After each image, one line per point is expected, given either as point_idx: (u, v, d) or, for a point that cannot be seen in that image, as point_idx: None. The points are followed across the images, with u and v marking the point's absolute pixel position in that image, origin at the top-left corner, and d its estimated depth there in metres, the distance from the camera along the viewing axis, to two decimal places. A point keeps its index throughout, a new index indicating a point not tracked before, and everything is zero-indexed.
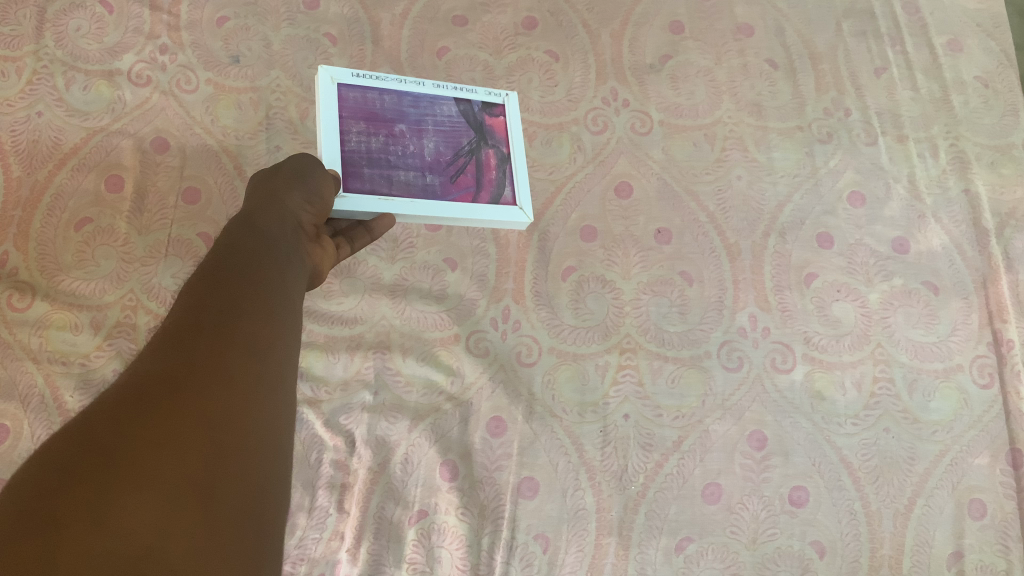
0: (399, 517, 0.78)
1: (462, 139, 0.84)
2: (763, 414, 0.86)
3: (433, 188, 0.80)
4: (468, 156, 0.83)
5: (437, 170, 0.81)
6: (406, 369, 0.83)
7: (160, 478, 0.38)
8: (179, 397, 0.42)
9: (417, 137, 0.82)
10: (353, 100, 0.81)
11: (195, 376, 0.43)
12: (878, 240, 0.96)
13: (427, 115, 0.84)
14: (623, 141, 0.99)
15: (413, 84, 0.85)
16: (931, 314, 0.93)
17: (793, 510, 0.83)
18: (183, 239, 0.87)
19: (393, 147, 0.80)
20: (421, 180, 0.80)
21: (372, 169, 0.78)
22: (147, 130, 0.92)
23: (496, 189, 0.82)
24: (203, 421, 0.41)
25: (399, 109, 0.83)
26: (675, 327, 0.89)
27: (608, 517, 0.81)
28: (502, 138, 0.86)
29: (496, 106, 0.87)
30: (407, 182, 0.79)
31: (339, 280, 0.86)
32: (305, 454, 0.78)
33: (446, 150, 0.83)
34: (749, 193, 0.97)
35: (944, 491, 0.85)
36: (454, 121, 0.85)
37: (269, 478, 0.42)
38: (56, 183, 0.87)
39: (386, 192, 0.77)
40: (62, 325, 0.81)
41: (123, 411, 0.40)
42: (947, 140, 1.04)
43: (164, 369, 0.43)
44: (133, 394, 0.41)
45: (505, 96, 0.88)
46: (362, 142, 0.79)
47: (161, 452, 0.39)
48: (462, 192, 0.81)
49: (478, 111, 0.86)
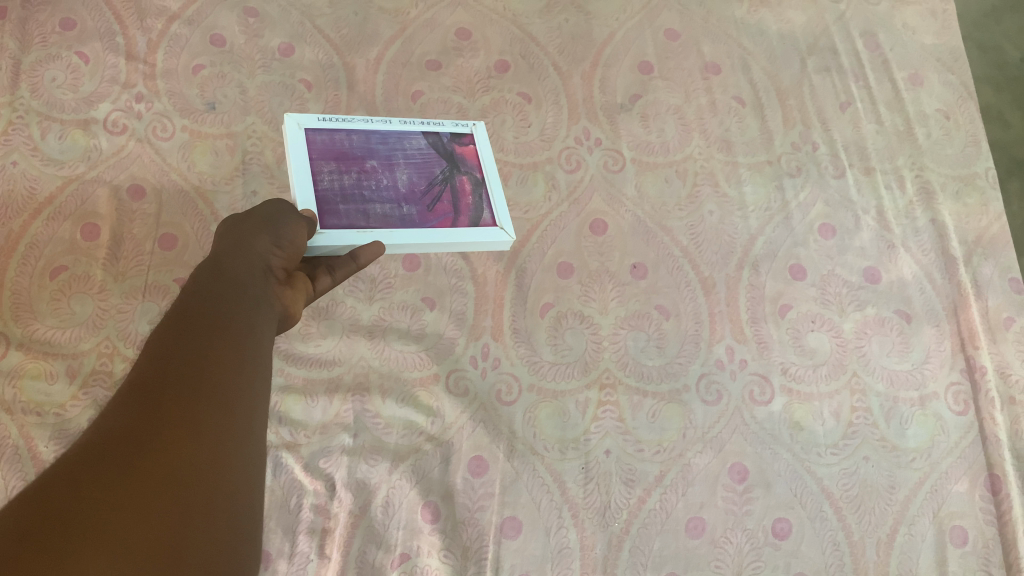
0: (381, 561, 0.77)
1: (435, 169, 0.85)
2: (742, 446, 0.86)
3: (412, 217, 0.80)
4: (443, 183, 0.84)
5: (413, 200, 0.82)
6: (386, 411, 0.83)
7: (123, 541, 0.37)
8: (143, 456, 0.41)
9: (389, 171, 0.83)
10: (321, 142, 0.83)
11: (160, 432, 0.43)
12: (849, 270, 0.98)
13: (396, 150, 0.85)
14: (596, 179, 1.00)
15: (379, 123, 0.87)
16: (904, 342, 0.94)
17: (776, 542, 0.83)
18: (160, 285, 0.87)
19: (367, 182, 0.81)
20: (398, 211, 0.80)
21: (347, 205, 0.78)
22: (123, 177, 0.92)
23: (474, 212, 0.84)
24: (168, 481, 0.41)
25: (368, 146, 0.84)
26: (654, 360, 0.90)
27: (592, 554, 0.80)
28: (473, 165, 0.88)
29: (464, 135, 0.90)
30: (385, 214, 0.79)
31: (317, 322, 0.86)
32: (284, 498, 0.78)
33: (420, 181, 0.84)
34: (722, 227, 0.99)
35: (926, 518, 0.85)
36: (425, 153, 0.86)
37: (233, 538, 0.42)
38: (31, 232, 0.87)
39: (364, 226, 0.77)
40: (36, 374, 0.80)
41: (85, 471, 0.39)
42: (913, 171, 1.06)
43: (128, 428, 0.42)
44: (95, 453, 0.41)
45: (472, 126, 0.91)
46: (335, 179, 0.80)
47: (125, 513, 0.38)
48: (441, 218, 0.81)
49: (447, 142, 0.89)
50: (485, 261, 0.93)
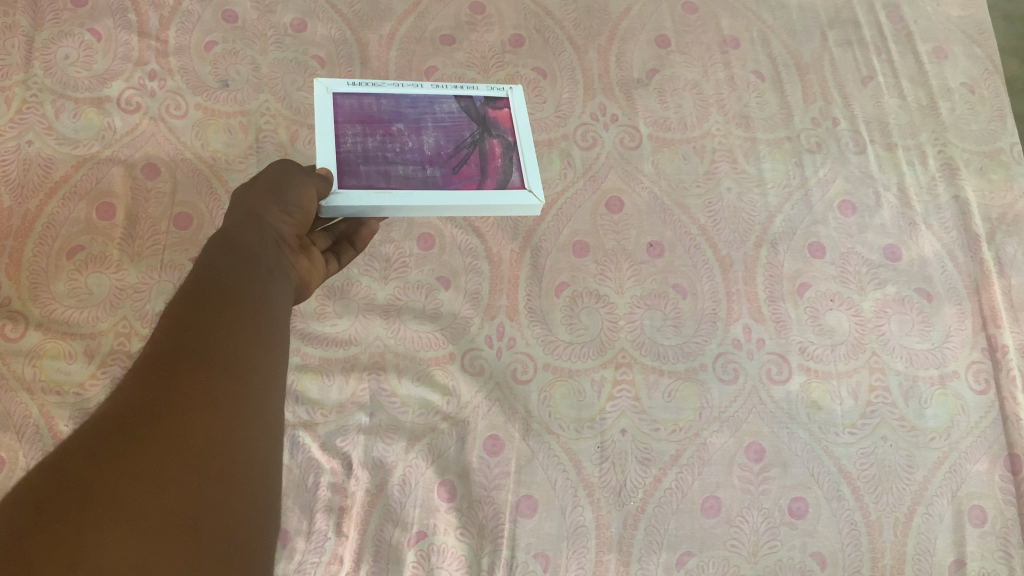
0: (398, 539, 0.78)
1: (464, 132, 0.82)
2: (759, 425, 0.86)
3: (435, 178, 0.77)
4: (472, 144, 0.81)
5: (438, 163, 0.79)
6: (402, 390, 0.84)
7: (142, 512, 0.37)
8: (161, 425, 0.40)
9: (415, 135, 0.81)
10: (349, 107, 0.81)
11: (174, 401, 0.42)
12: (869, 249, 0.96)
13: (425, 114, 0.83)
14: (613, 156, 0.99)
15: (411, 87, 0.85)
16: (924, 322, 0.93)
17: (792, 521, 0.82)
18: (175, 265, 0.87)
19: (392, 144, 0.79)
20: (421, 172, 0.77)
21: (367, 157, 0.77)
22: (137, 155, 0.92)
23: (502, 174, 0.79)
24: (185, 450, 0.40)
25: (396, 111, 0.83)
26: (670, 340, 0.89)
27: (607, 533, 0.80)
28: (505, 129, 0.84)
29: (499, 99, 0.86)
30: (407, 175, 0.77)
31: (333, 302, 0.87)
32: (302, 477, 0.79)
33: (447, 144, 0.81)
34: (740, 205, 0.98)
35: (944, 498, 0.84)
36: (455, 117, 0.84)
37: (255, 506, 0.41)
38: (47, 212, 0.87)
39: (384, 186, 0.75)
40: (55, 354, 0.81)
41: (99, 443, 0.39)
42: (935, 147, 1.04)
43: (142, 399, 0.42)
44: (112, 425, 0.40)
45: (508, 90, 0.87)
46: (357, 136, 0.79)
47: (143, 483, 0.38)
48: (466, 180, 0.78)
49: (479, 107, 0.85)
50: (500, 241, 0.93)
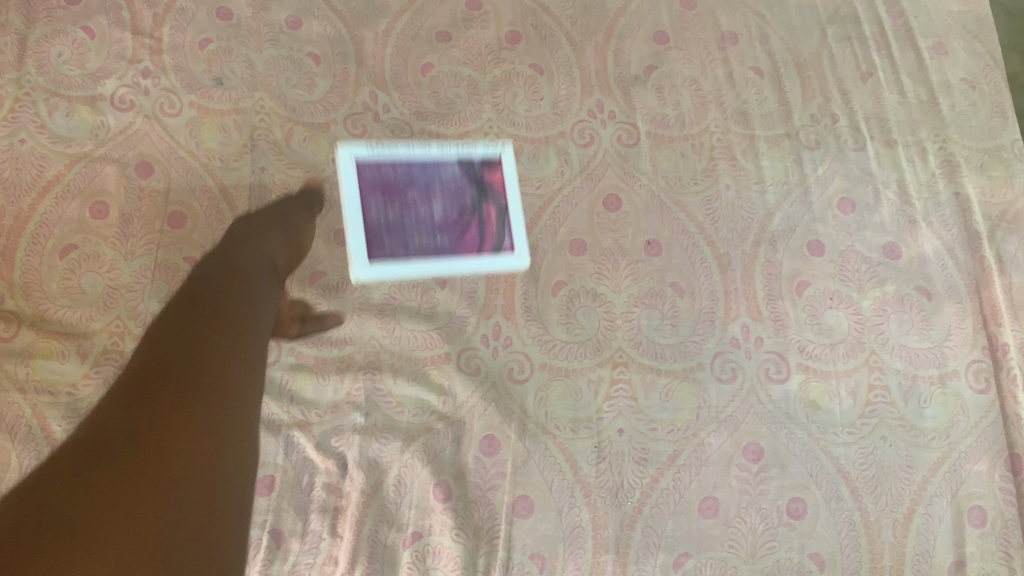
0: (393, 540, 0.78)
1: (468, 200, 0.93)
2: (757, 426, 0.85)
3: (445, 248, 0.90)
4: (478, 212, 0.93)
5: (448, 231, 0.91)
6: (397, 390, 0.83)
7: (114, 560, 0.45)
8: (121, 494, 0.48)
9: (427, 203, 0.92)
10: (372, 177, 0.92)
11: (141, 473, 0.49)
12: (867, 247, 0.96)
13: (432, 178, 0.93)
14: (610, 153, 0.98)
15: (418, 149, 0.94)
16: (924, 321, 0.92)
17: (791, 522, 0.81)
18: (169, 264, 0.87)
19: (408, 216, 0.91)
20: (435, 244, 0.90)
21: (391, 219, 0.89)
22: (131, 155, 0.91)
23: (501, 240, 0.92)
24: (135, 518, 0.47)
25: (407, 174, 0.93)
26: (667, 339, 0.89)
27: (603, 534, 0.80)
28: (502, 192, 0.94)
29: (494, 160, 0.96)
30: (422, 245, 0.90)
31: (327, 300, 0.86)
32: (297, 478, 0.79)
33: (455, 212, 0.92)
34: (739, 203, 0.97)
35: (944, 499, 0.83)
36: (458, 183, 0.94)
37: (213, 558, 0.50)
38: (40, 212, 0.87)
39: (404, 257, 0.89)
40: (48, 354, 0.81)
41: (72, 510, 0.46)
42: (935, 143, 1.03)
43: (108, 461, 0.49)
44: (80, 494, 0.47)
45: (501, 149, 0.96)
46: (383, 198, 0.91)
47: (110, 538, 0.45)
48: (472, 246, 0.91)
49: (479, 168, 0.95)
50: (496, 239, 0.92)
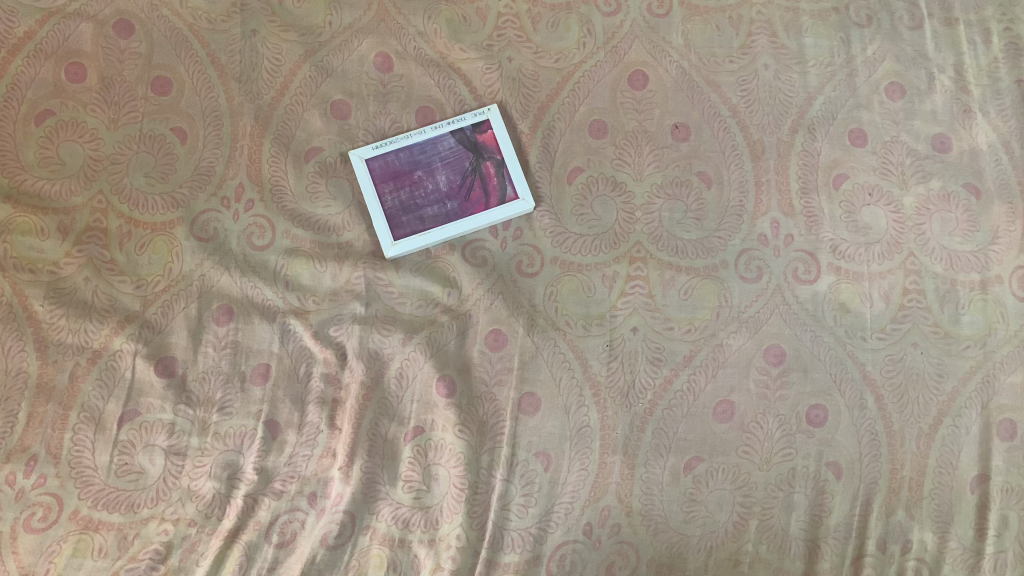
0: (394, 434, 0.74)
1: (467, 164, 0.83)
2: (781, 327, 0.79)
3: (456, 202, 0.81)
4: (483, 164, 0.83)
5: (456, 196, 0.82)
6: (399, 280, 0.79)
7: None
8: None
9: (430, 183, 0.82)
10: (379, 171, 0.82)
11: None
12: (915, 138, 0.87)
13: (432, 163, 0.83)
14: (638, 24, 0.90)
15: (411, 138, 0.84)
16: (970, 221, 0.84)
17: (809, 429, 0.77)
18: (155, 135, 0.80)
19: (416, 199, 0.82)
20: (443, 211, 0.81)
21: (407, 226, 0.80)
22: (108, 11, 0.83)
23: (505, 179, 0.82)
24: None
25: (407, 164, 0.83)
26: (691, 234, 0.82)
27: (613, 435, 0.75)
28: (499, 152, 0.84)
29: (484, 125, 0.85)
30: (434, 211, 0.81)
31: (325, 182, 0.82)
32: (293, 367, 0.75)
33: (458, 180, 0.83)
34: (777, 84, 0.88)
35: (973, 410, 0.78)
36: (455, 155, 0.84)
37: None
38: (11, 72, 0.79)
39: (418, 224, 0.80)
40: (26, 230, 0.74)
41: None
42: (1002, 23, 0.92)
43: None
44: None
45: (487, 111, 0.85)
46: (394, 205, 0.81)
47: None
48: (481, 194, 0.82)
49: (471, 136, 0.84)
50: (507, 120, 0.86)
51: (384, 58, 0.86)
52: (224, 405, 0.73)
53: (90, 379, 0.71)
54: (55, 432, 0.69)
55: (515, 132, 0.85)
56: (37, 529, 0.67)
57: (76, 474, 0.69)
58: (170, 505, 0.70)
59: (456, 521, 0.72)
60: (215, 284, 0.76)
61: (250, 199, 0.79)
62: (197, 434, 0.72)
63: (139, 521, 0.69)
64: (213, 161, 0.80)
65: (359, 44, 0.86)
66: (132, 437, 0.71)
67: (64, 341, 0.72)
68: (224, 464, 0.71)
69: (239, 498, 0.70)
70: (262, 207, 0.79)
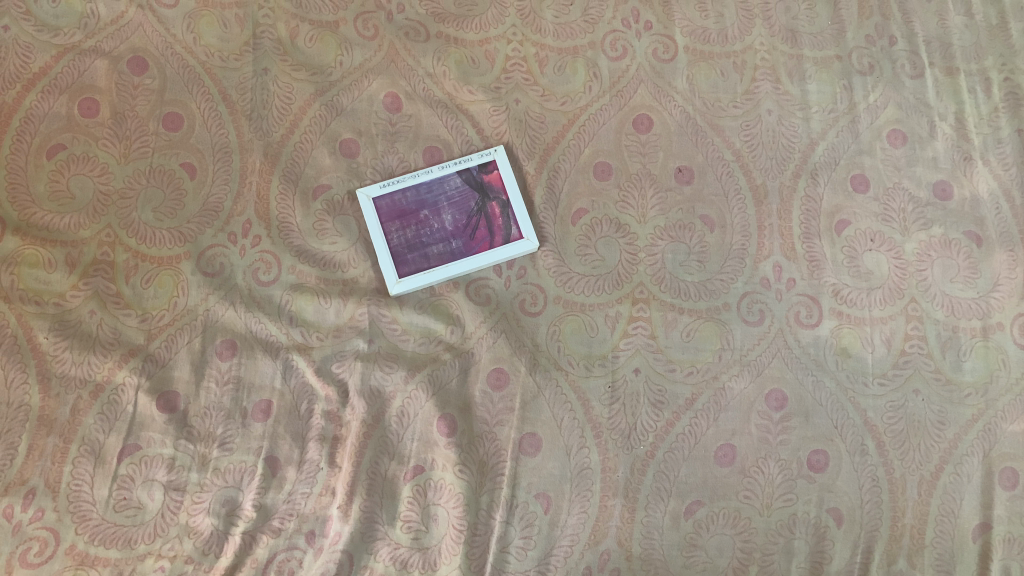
0: (394, 472, 0.74)
1: (473, 204, 0.84)
2: (783, 371, 0.79)
3: (461, 241, 0.82)
4: (489, 204, 0.84)
5: (462, 235, 0.83)
6: (403, 317, 0.79)
7: None
8: None
9: (436, 222, 0.83)
10: (385, 209, 0.83)
11: None
12: (917, 184, 0.88)
13: (438, 202, 0.84)
14: (644, 68, 0.91)
15: (418, 177, 0.85)
16: (971, 268, 0.85)
17: (811, 475, 0.76)
18: (164, 170, 0.81)
19: (422, 238, 0.82)
20: (448, 249, 0.82)
21: (412, 263, 0.81)
22: (123, 48, 0.85)
23: (510, 220, 0.83)
24: None
25: (413, 203, 0.84)
26: (693, 276, 0.83)
27: (613, 477, 0.75)
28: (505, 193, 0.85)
29: (490, 166, 0.85)
30: (439, 249, 0.82)
31: (332, 218, 0.83)
32: (295, 403, 0.75)
33: (464, 219, 0.83)
34: (780, 129, 0.89)
35: (975, 458, 0.78)
36: (461, 195, 0.84)
37: None
38: (26, 106, 0.80)
39: (423, 262, 0.81)
40: (33, 262, 0.75)
41: None
42: (1002, 73, 0.93)
43: None
44: None
45: (493, 152, 0.86)
46: (399, 242, 0.82)
47: None
48: (486, 234, 0.82)
49: (477, 176, 0.85)
50: (513, 161, 0.87)
51: (393, 97, 0.88)
52: (225, 440, 0.73)
53: (91, 412, 0.71)
54: (55, 464, 0.69)
55: (521, 173, 0.86)
56: (33, 563, 0.66)
57: (74, 508, 0.68)
58: (167, 540, 0.69)
59: (454, 562, 0.71)
60: (219, 318, 0.76)
61: (257, 234, 0.80)
62: (196, 468, 0.72)
63: (135, 557, 0.68)
64: (222, 196, 0.81)
65: (368, 83, 0.88)
66: (131, 471, 0.70)
67: (67, 374, 0.72)
68: (223, 500, 0.71)
69: (235, 536, 0.70)
70: (268, 243, 0.80)
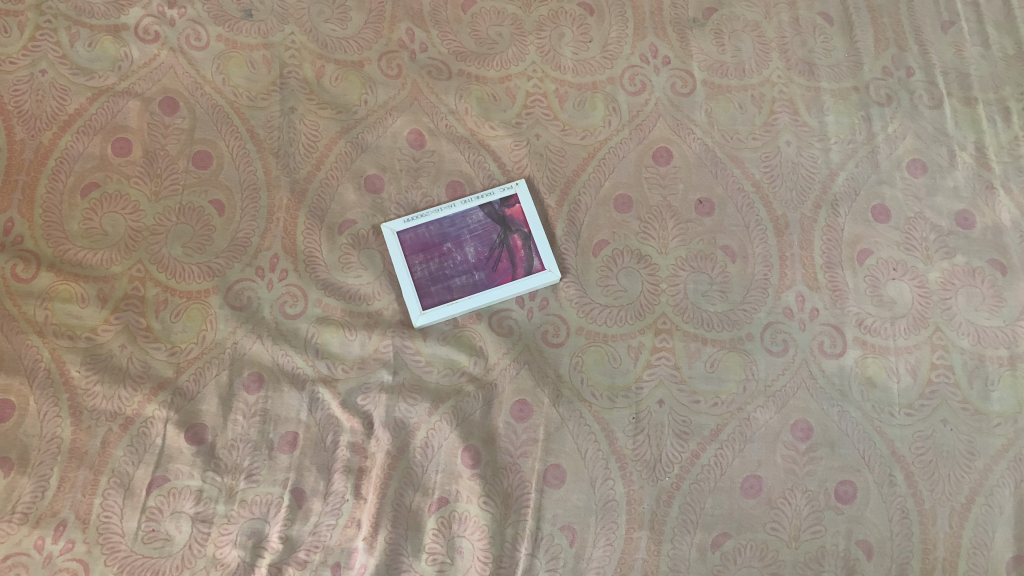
0: (418, 505, 0.74)
1: (495, 236, 0.85)
2: (808, 401, 0.79)
3: (484, 273, 0.83)
4: (511, 237, 0.85)
5: (484, 267, 0.83)
6: (427, 349, 0.80)
7: None
8: None
9: (459, 254, 0.84)
10: (409, 243, 0.84)
11: None
12: (938, 214, 0.88)
13: (461, 235, 0.85)
14: (662, 102, 0.93)
15: (441, 211, 0.86)
16: (996, 297, 0.84)
17: (839, 506, 0.75)
18: (194, 207, 0.83)
19: (445, 270, 0.83)
20: (471, 281, 0.82)
21: (435, 295, 0.81)
22: (155, 89, 0.87)
23: (532, 252, 0.84)
24: None
25: (436, 236, 0.85)
26: (715, 306, 0.83)
27: (639, 509, 0.75)
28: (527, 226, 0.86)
29: (512, 199, 0.86)
30: (462, 281, 0.82)
31: (357, 252, 0.84)
32: (320, 436, 0.75)
33: (486, 252, 0.84)
34: (799, 160, 0.90)
35: (1006, 489, 0.77)
36: (484, 228, 0.85)
37: None
38: (61, 146, 0.83)
39: (446, 294, 0.82)
40: (67, 297, 0.77)
41: None
42: (1020, 102, 0.94)
43: None
44: None
45: (515, 186, 0.87)
46: (423, 275, 0.82)
47: None
48: (508, 266, 0.83)
49: (499, 210, 0.86)
50: (534, 193, 0.88)
51: (416, 134, 0.89)
52: (251, 472, 0.73)
53: (121, 445, 0.72)
54: (85, 497, 0.70)
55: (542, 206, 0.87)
56: None
57: (103, 540, 0.69)
58: (194, 573, 0.70)
59: None
60: (246, 351, 0.77)
61: (284, 268, 0.81)
62: (223, 501, 0.72)
63: None
64: (249, 232, 0.83)
65: (392, 121, 0.90)
66: (159, 504, 0.71)
67: (98, 407, 0.73)
68: (249, 532, 0.71)
69: (262, 568, 0.70)
70: (294, 277, 0.81)
